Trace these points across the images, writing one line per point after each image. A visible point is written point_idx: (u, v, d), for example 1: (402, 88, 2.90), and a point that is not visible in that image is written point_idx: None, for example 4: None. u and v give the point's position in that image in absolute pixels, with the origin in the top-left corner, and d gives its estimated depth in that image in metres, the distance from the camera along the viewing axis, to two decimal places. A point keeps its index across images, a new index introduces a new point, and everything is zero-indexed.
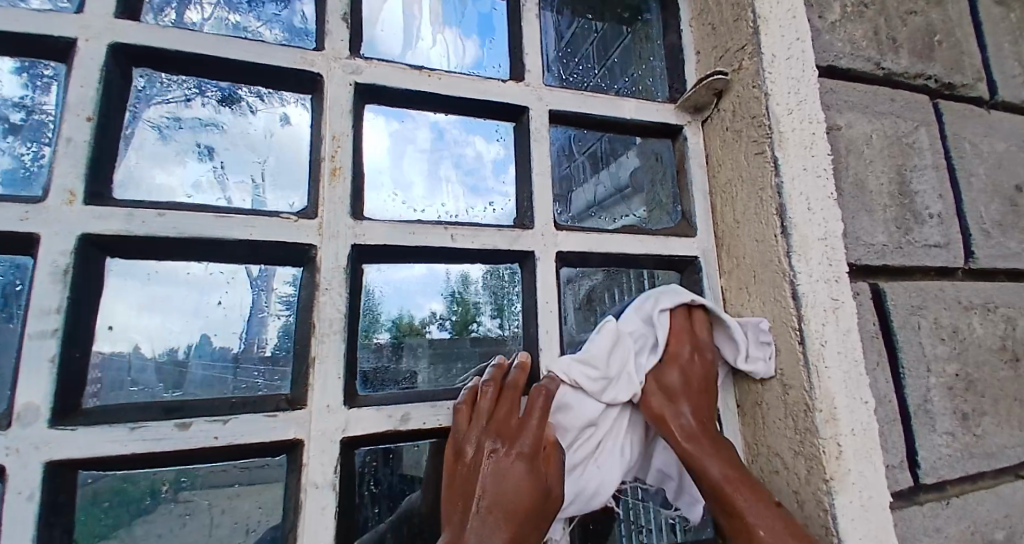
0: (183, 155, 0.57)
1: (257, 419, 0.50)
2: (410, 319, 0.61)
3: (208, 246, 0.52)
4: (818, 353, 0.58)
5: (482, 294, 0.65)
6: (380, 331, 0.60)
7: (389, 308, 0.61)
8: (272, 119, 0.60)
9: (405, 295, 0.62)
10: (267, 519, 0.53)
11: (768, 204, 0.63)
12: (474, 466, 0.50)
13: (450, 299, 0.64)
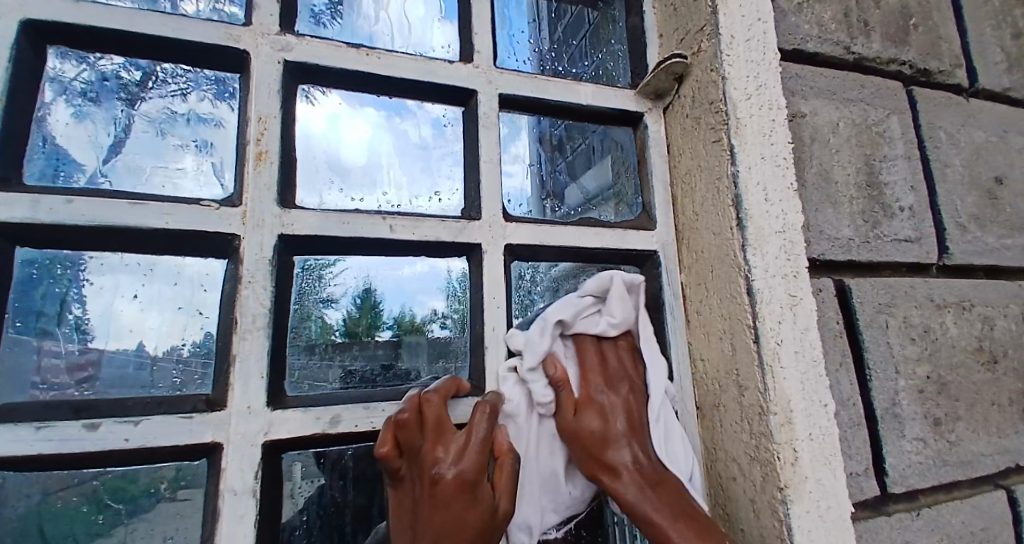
0: (97, 138, 0.55)
1: (170, 421, 0.48)
2: (346, 317, 0.60)
3: (124, 237, 0.50)
4: (773, 353, 0.56)
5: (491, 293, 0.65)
6: (378, 329, 0.62)
7: (389, 307, 0.62)
8: (202, 102, 0.58)
9: (410, 293, 0.63)
10: (186, 527, 0.50)
11: (725, 195, 0.60)
12: (417, 490, 0.47)
13: (451, 298, 0.64)
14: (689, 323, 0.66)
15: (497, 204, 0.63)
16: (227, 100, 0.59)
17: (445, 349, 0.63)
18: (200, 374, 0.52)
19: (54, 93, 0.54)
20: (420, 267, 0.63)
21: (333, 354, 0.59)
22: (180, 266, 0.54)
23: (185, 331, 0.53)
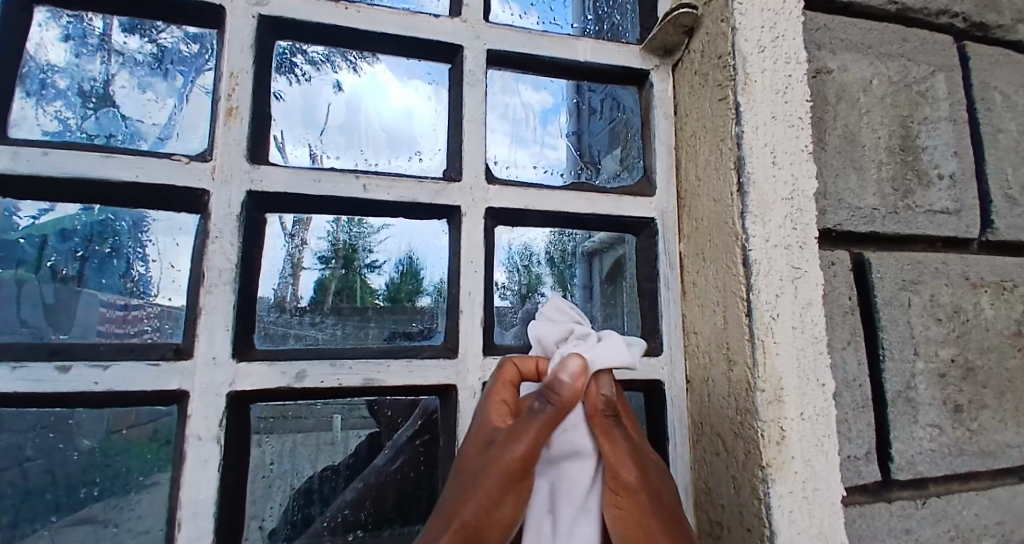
0: (96, 95, 0.56)
1: (138, 367, 0.48)
2: (337, 276, 0.61)
3: (96, 187, 0.50)
4: (766, 328, 0.51)
5: (544, 265, 0.68)
6: (419, 294, 0.62)
7: (431, 271, 0.63)
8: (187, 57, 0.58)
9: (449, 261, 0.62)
10: (157, 472, 0.51)
11: (727, 156, 0.54)
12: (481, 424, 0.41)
13: (513, 271, 0.65)
14: (685, 294, 0.62)
15: (479, 165, 0.60)
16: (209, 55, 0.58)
17: (424, 313, 0.62)
18: (171, 325, 0.53)
19: (38, 48, 0.54)
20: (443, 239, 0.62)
21: (310, 312, 0.59)
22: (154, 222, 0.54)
23: (157, 281, 0.54)
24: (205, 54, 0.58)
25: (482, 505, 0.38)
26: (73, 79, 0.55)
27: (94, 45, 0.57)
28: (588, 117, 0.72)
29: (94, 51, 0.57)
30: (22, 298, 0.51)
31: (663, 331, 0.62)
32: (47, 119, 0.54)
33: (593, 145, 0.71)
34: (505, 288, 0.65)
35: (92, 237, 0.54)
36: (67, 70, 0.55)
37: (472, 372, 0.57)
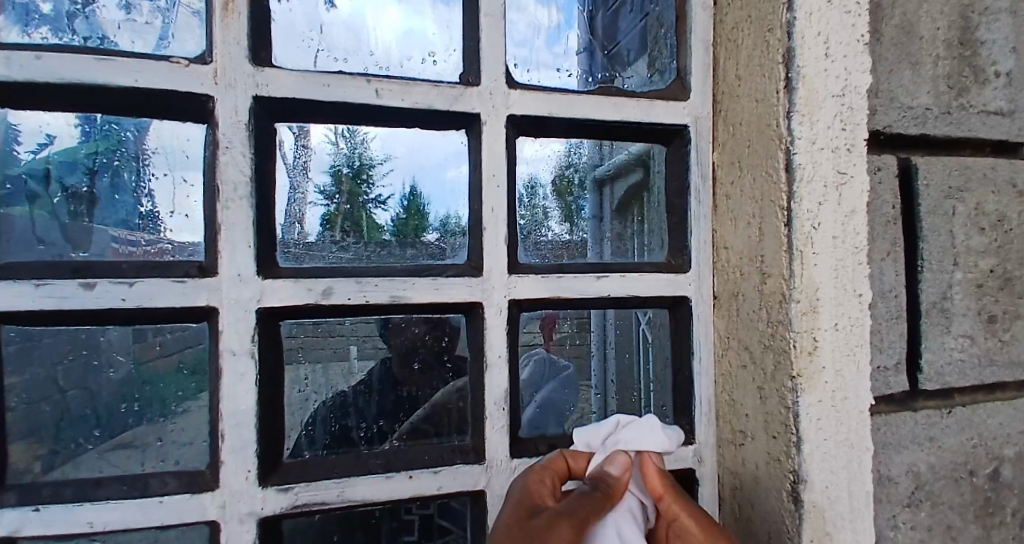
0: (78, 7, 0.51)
1: (164, 282, 0.47)
2: (344, 209, 0.59)
3: (96, 94, 0.47)
4: (807, 238, 0.49)
5: (550, 199, 0.65)
6: (425, 231, 0.60)
7: (437, 209, 0.60)
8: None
9: (454, 198, 0.60)
10: (196, 387, 0.53)
11: (776, 49, 0.50)
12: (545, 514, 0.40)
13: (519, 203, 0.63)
14: (717, 209, 0.59)
15: (500, 66, 0.55)
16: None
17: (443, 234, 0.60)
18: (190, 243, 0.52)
19: None
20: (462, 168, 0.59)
21: (330, 233, 0.58)
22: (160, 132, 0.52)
23: (170, 197, 0.52)
24: None
25: None
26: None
27: None
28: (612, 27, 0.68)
29: None
30: (34, 213, 0.50)
31: (692, 247, 0.60)
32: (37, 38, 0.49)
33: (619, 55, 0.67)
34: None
35: (98, 151, 0.52)
36: None
37: (497, 289, 0.56)
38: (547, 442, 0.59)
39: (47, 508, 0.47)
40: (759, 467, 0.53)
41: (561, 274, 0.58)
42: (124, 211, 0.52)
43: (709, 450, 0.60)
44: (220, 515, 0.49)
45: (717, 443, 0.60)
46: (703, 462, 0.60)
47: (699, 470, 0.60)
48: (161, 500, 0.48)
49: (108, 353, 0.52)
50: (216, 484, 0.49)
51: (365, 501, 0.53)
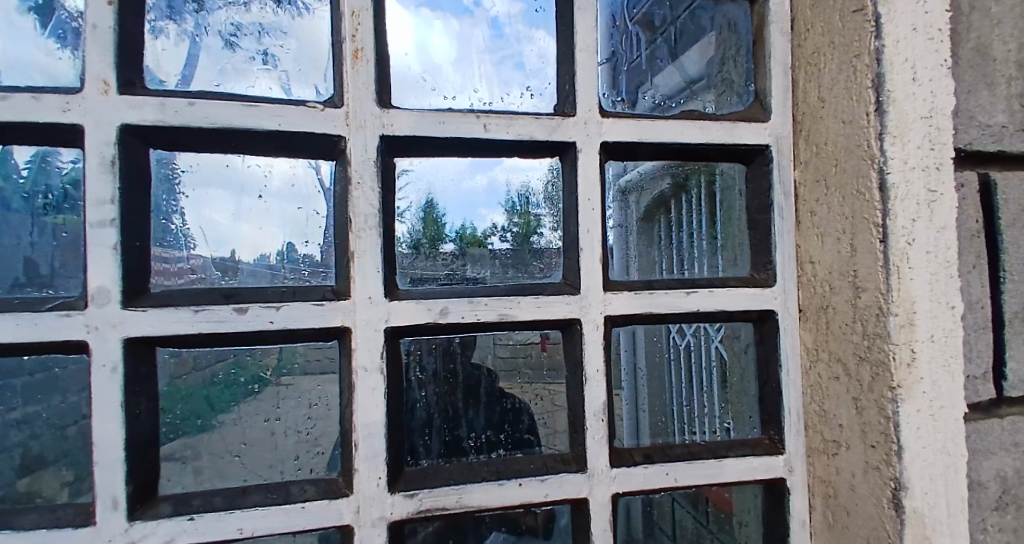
0: (228, 52, 0.60)
1: (307, 306, 0.52)
2: (425, 234, 0.68)
3: (242, 137, 0.53)
4: (902, 253, 0.51)
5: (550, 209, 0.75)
6: (443, 241, 0.70)
7: (452, 220, 0.70)
8: (275, 13, 0.62)
9: (470, 208, 0.70)
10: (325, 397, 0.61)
11: (864, 74, 0.53)
12: None
13: (510, 210, 0.73)
14: (800, 224, 0.62)
15: (593, 98, 0.59)
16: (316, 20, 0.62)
17: (538, 259, 0.73)
18: (326, 269, 0.59)
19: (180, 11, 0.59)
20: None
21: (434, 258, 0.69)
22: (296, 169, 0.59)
23: (303, 230, 0.60)
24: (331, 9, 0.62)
25: None
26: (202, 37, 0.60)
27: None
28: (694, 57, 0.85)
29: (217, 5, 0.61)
30: (191, 247, 0.59)
31: (776, 262, 0.63)
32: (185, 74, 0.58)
33: (679, 57, 0.87)
34: (505, 230, 0.73)
35: (239, 192, 0.59)
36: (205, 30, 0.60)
37: (594, 306, 0.59)
38: (640, 452, 0.63)
39: (201, 516, 0.52)
40: (856, 476, 0.56)
41: (652, 290, 0.60)
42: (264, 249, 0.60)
43: (800, 461, 0.63)
44: (354, 520, 0.54)
45: (807, 454, 0.63)
46: (794, 473, 0.63)
47: (790, 480, 0.63)
48: (303, 506, 0.53)
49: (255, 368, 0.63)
50: (351, 490, 0.54)
51: (479, 508, 0.57)
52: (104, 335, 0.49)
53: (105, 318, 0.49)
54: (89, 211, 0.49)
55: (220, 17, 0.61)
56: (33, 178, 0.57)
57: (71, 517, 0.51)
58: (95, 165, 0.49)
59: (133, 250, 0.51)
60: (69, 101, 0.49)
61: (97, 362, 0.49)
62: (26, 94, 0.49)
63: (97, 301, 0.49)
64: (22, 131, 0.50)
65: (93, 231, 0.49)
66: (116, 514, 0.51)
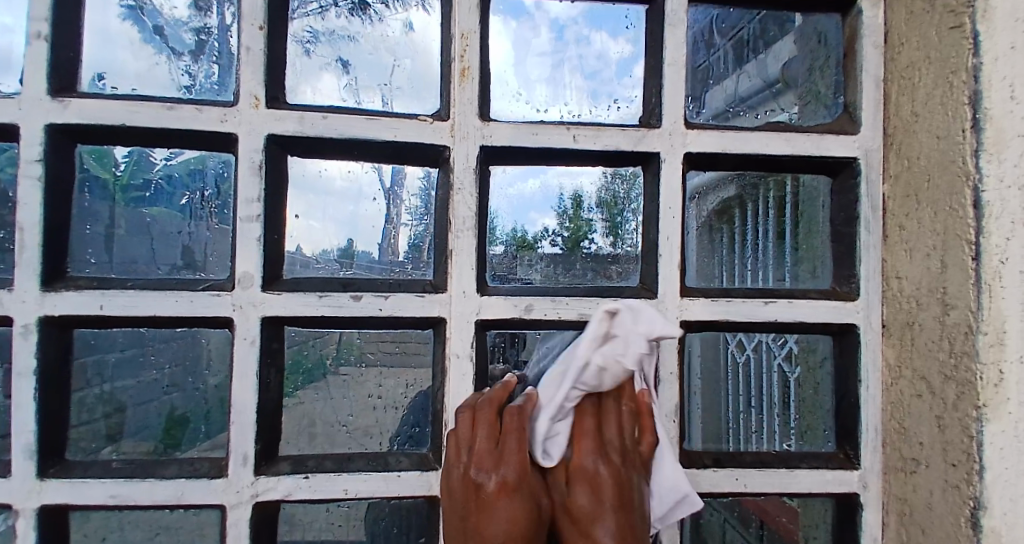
0: (326, 66, 0.67)
1: (411, 296, 0.59)
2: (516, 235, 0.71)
3: (364, 145, 0.60)
4: (995, 271, 0.51)
5: (594, 214, 0.74)
6: (495, 243, 0.70)
7: (504, 224, 0.70)
8: (351, 21, 0.69)
9: (520, 212, 0.71)
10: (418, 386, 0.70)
11: (959, 91, 0.53)
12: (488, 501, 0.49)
13: (563, 216, 0.73)
14: (888, 239, 0.63)
15: (679, 111, 0.62)
16: (405, 30, 0.69)
17: (614, 267, 0.74)
18: (425, 262, 0.67)
19: (294, 23, 0.66)
20: (539, 183, 0.71)
21: (515, 265, 0.71)
22: (384, 175, 0.67)
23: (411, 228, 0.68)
24: (417, 20, 0.69)
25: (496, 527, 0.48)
26: (307, 49, 0.67)
27: (314, 9, 0.68)
28: (780, 51, 0.83)
29: (306, 14, 0.67)
30: (315, 252, 0.66)
31: (861, 277, 0.64)
32: (308, 90, 0.65)
33: (763, 53, 0.86)
34: (556, 234, 0.74)
35: (357, 197, 0.67)
36: (299, 41, 0.66)
37: (670, 310, 0.62)
38: (710, 455, 0.65)
39: (315, 475, 0.59)
40: (934, 494, 0.56)
41: (729, 298, 0.62)
42: (359, 249, 0.67)
43: (875, 476, 0.64)
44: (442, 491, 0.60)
45: (884, 470, 0.63)
46: (868, 488, 0.64)
47: (864, 495, 0.64)
48: (399, 474, 0.60)
49: (360, 352, 0.71)
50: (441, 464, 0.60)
51: None
52: (246, 313, 0.58)
53: (247, 299, 0.58)
54: (240, 207, 0.58)
55: (300, 23, 0.67)
56: (131, 173, 0.68)
57: (205, 470, 0.60)
58: (246, 169, 0.58)
59: (272, 243, 0.60)
60: (226, 114, 0.58)
61: (240, 335, 0.58)
62: (191, 107, 0.58)
63: (241, 284, 0.58)
64: (189, 138, 0.59)
65: (242, 225, 0.58)
66: (244, 469, 0.59)
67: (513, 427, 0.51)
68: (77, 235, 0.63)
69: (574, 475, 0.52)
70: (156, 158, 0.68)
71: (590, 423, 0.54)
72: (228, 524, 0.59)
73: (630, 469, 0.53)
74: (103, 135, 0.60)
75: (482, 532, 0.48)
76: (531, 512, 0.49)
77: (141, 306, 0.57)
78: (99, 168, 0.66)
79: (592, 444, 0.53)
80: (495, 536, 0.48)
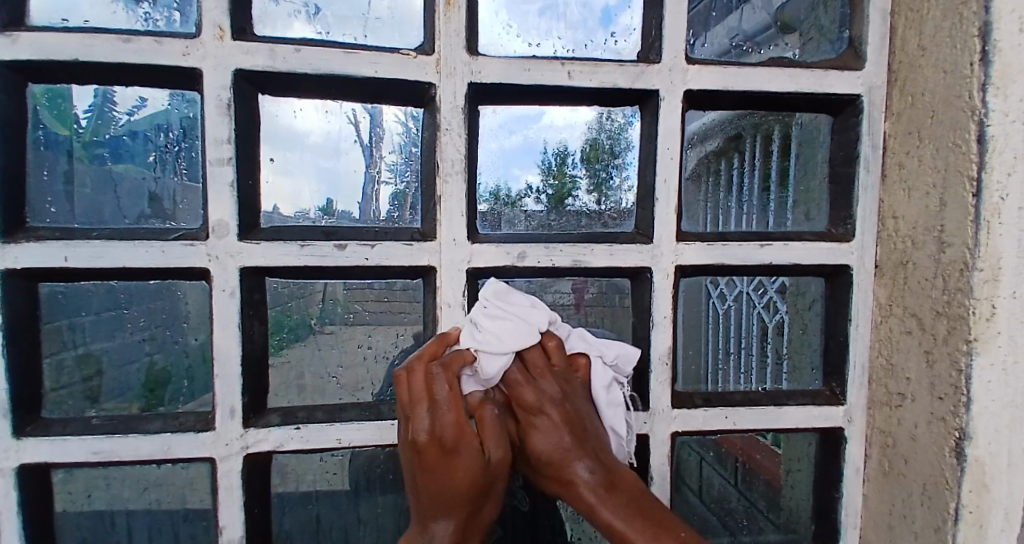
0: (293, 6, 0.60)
1: (398, 245, 0.57)
2: (505, 190, 0.68)
3: (341, 81, 0.56)
4: (995, 208, 0.50)
5: (577, 169, 0.70)
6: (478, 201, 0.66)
7: (486, 180, 0.66)
8: None
9: (504, 166, 0.67)
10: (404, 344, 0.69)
11: (971, 21, 0.50)
12: (433, 452, 0.48)
13: (546, 172, 0.69)
14: (886, 178, 0.61)
15: (679, 45, 0.58)
16: None
17: (601, 222, 0.70)
18: (411, 212, 0.63)
19: None
20: (518, 138, 0.67)
21: (503, 214, 0.68)
22: (359, 128, 0.63)
23: (392, 173, 0.64)
24: None
25: (445, 477, 0.48)
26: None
27: None
28: None
29: None
30: (293, 203, 0.61)
31: (857, 219, 0.63)
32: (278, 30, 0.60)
33: None
34: (539, 191, 0.69)
35: (336, 151, 0.63)
36: None
37: (666, 256, 0.60)
38: (701, 397, 0.66)
39: (306, 426, 0.58)
40: (919, 426, 0.57)
41: (725, 242, 0.61)
42: (338, 209, 0.63)
43: (860, 411, 0.65)
44: None
45: (868, 406, 0.65)
46: (853, 423, 0.65)
47: (848, 429, 0.65)
48: (393, 423, 0.59)
49: (345, 304, 0.68)
50: None
51: None
52: (223, 263, 0.55)
53: (224, 249, 0.54)
54: (210, 150, 0.54)
55: None
56: (93, 129, 0.61)
57: (192, 424, 0.58)
58: (214, 108, 0.53)
59: (246, 188, 0.56)
60: (188, 46, 0.53)
61: (219, 287, 0.55)
62: (149, 38, 0.53)
63: (217, 233, 0.54)
64: (149, 73, 0.54)
65: (213, 169, 0.54)
66: (232, 421, 0.57)
67: (438, 386, 0.48)
68: (35, 183, 0.58)
69: (529, 423, 0.52)
70: (118, 112, 0.61)
71: (536, 358, 0.53)
72: (219, 476, 0.58)
73: (577, 402, 0.54)
74: (52, 72, 0.54)
75: (447, 477, 0.48)
76: (484, 462, 0.49)
77: (110, 258, 0.53)
78: (57, 125, 0.60)
79: (540, 378, 0.53)
80: (452, 482, 0.48)
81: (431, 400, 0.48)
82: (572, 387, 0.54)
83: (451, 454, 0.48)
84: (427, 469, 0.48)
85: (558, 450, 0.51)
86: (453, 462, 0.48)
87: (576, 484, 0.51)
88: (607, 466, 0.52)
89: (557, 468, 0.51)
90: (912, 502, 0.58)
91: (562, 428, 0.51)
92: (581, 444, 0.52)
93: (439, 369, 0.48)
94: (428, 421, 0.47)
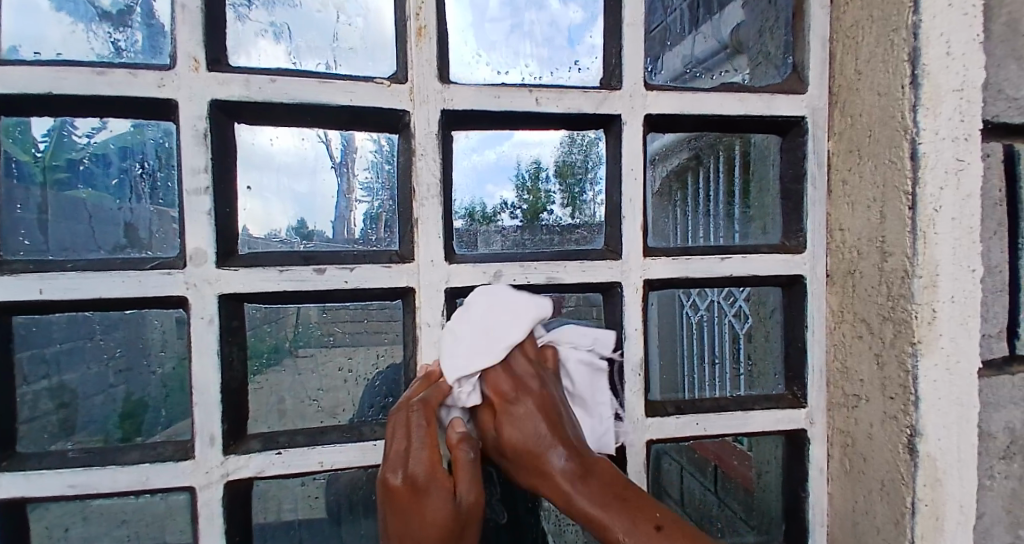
0: (267, 34, 0.62)
1: (378, 268, 0.58)
2: (481, 208, 0.70)
3: (316, 109, 0.57)
4: (930, 218, 0.55)
5: (551, 185, 0.73)
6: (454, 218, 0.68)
7: (461, 197, 0.69)
8: None
9: (478, 184, 0.69)
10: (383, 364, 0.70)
11: (900, 48, 0.56)
12: (405, 497, 0.46)
13: (520, 188, 0.72)
14: (832, 193, 0.66)
15: (639, 71, 0.62)
16: None
17: (573, 236, 0.73)
18: (388, 233, 0.65)
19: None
20: (495, 155, 0.70)
21: (478, 232, 0.70)
22: (332, 147, 0.64)
23: (367, 194, 0.65)
24: None
25: (419, 522, 0.46)
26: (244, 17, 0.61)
27: None
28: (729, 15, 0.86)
29: None
30: (270, 227, 0.63)
31: (808, 232, 0.67)
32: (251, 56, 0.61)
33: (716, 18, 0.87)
34: (514, 207, 0.72)
35: (313, 172, 0.64)
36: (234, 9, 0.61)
37: (634, 271, 0.63)
38: (673, 404, 0.68)
39: (287, 451, 0.59)
40: (874, 425, 0.61)
41: (689, 256, 0.65)
42: (312, 228, 0.64)
43: (820, 413, 0.69)
44: None
45: (828, 407, 0.68)
46: (814, 424, 0.69)
47: (810, 431, 0.69)
48: (374, 443, 0.60)
49: (326, 325, 0.70)
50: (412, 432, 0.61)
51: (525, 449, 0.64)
52: (201, 291, 0.55)
53: (202, 276, 0.55)
54: (187, 179, 0.54)
55: None
56: (53, 152, 0.61)
57: (170, 453, 0.58)
58: (190, 138, 0.54)
59: (223, 216, 0.57)
60: (164, 78, 0.54)
61: (197, 314, 0.55)
62: (124, 70, 0.53)
63: (194, 262, 0.55)
64: (122, 104, 0.55)
65: (190, 199, 0.55)
66: (212, 448, 0.57)
67: (412, 427, 0.50)
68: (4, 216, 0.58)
69: (505, 411, 0.54)
70: (79, 136, 0.61)
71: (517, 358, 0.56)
72: (199, 505, 0.58)
73: (551, 391, 0.56)
74: (24, 106, 0.54)
75: (421, 523, 0.46)
76: (457, 508, 0.47)
77: (85, 288, 0.53)
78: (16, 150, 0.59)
79: (515, 365, 0.55)
80: (426, 530, 0.46)
81: (405, 444, 0.49)
82: (544, 379, 0.56)
83: (422, 495, 0.46)
84: (399, 518, 0.47)
85: (533, 438, 0.53)
86: (426, 511, 0.46)
87: (551, 473, 0.52)
88: (581, 456, 0.53)
89: (531, 463, 0.53)
90: (873, 497, 0.62)
91: (537, 415, 0.53)
92: (557, 437, 0.53)
93: (416, 410, 0.51)
94: (400, 464, 0.47)
